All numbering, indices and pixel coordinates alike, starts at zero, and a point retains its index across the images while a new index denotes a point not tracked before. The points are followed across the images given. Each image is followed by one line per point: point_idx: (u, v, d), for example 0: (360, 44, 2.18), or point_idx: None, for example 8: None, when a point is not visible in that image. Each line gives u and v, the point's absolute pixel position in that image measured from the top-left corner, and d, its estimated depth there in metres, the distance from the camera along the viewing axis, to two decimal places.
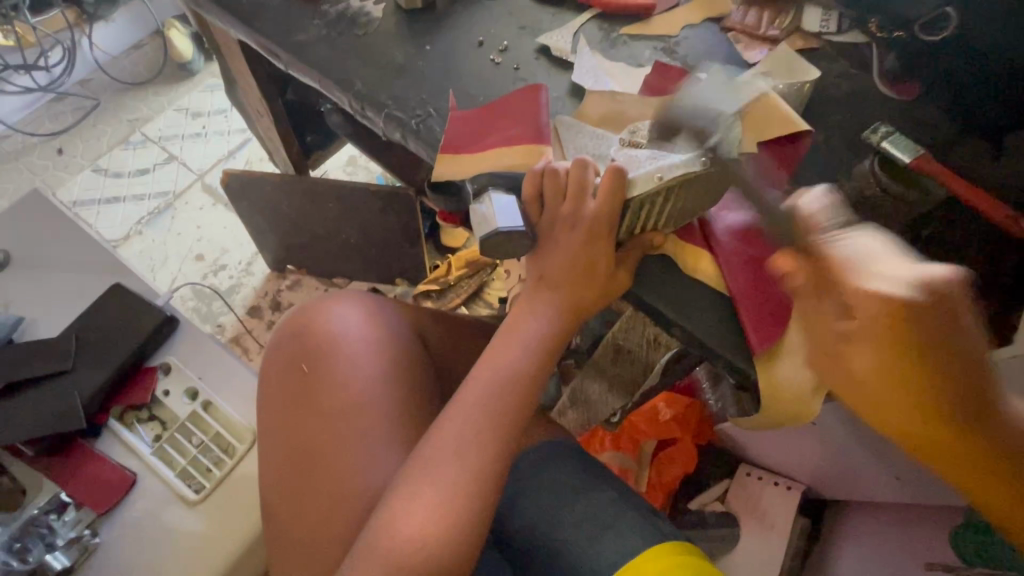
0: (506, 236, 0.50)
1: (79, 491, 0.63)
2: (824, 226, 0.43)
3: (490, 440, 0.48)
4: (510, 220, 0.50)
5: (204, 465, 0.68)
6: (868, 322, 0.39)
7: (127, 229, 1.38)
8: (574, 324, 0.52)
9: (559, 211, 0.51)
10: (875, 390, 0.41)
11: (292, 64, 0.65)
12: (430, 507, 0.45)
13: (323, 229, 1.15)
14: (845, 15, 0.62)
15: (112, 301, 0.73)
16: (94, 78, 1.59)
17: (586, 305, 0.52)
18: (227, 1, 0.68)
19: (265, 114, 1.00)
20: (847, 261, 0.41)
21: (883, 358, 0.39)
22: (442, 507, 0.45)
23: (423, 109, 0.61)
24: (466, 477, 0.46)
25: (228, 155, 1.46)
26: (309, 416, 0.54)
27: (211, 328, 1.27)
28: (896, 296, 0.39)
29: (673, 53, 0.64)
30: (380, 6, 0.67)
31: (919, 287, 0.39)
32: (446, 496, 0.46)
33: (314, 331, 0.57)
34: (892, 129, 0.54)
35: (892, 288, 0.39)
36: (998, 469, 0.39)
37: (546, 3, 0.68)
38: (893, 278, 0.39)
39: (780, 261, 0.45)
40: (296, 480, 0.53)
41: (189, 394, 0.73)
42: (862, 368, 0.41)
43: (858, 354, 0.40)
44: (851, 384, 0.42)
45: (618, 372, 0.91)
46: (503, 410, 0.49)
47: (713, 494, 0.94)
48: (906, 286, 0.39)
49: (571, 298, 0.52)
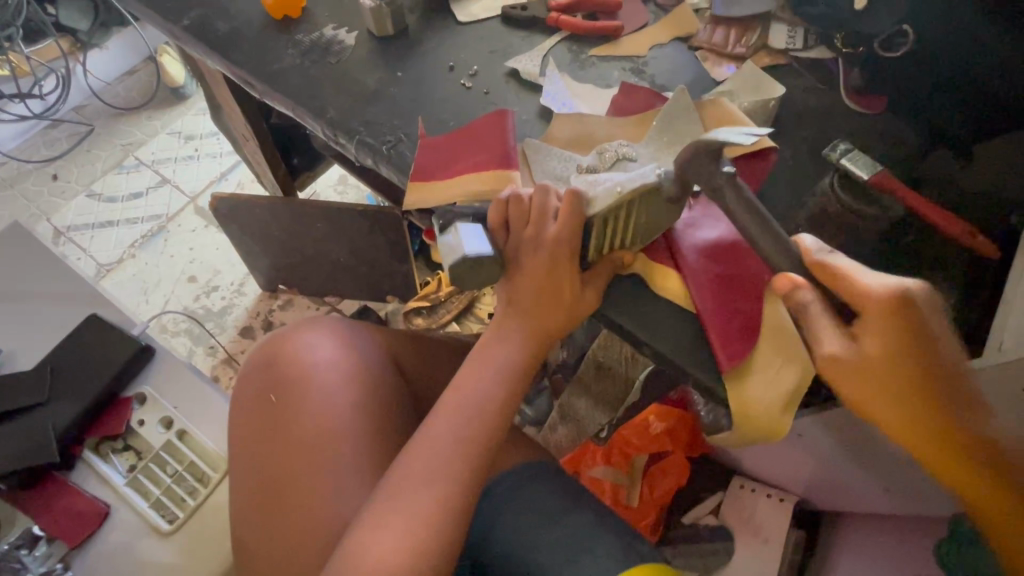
0: (475, 263, 0.50)
1: (53, 523, 0.64)
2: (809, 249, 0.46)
3: (457, 467, 0.49)
4: (477, 246, 0.50)
5: (179, 495, 0.68)
6: (876, 318, 0.43)
7: (120, 253, 1.39)
8: (540, 349, 0.53)
9: (523, 242, 0.52)
10: (891, 403, 0.43)
11: (266, 93, 0.66)
12: (396, 539, 0.46)
13: (312, 249, 1.15)
14: (810, 31, 0.63)
15: (93, 330, 0.73)
16: (89, 104, 1.62)
17: (552, 331, 0.52)
18: (203, 33, 0.70)
19: (250, 138, 1.01)
20: (854, 273, 0.44)
21: (895, 351, 0.43)
22: (409, 538, 0.46)
23: (394, 135, 0.62)
24: (432, 507, 0.47)
25: (220, 177, 1.47)
26: (279, 446, 0.54)
27: (203, 350, 1.27)
28: (903, 294, 0.43)
29: (642, 73, 0.65)
30: (353, 34, 0.68)
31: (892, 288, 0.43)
32: (414, 528, 0.46)
33: (285, 360, 0.58)
34: (850, 146, 0.54)
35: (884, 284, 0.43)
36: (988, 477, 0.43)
37: (517, 27, 0.69)
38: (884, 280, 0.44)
39: (784, 281, 0.46)
40: (265, 511, 0.53)
41: (164, 423, 0.73)
42: (875, 360, 0.43)
43: (876, 344, 0.43)
44: (869, 393, 0.43)
45: (602, 389, 0.92)
46: (471, 440, 0.50)
47: (706, 507, 0.93)
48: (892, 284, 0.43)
49: (537, 323, 0.52)
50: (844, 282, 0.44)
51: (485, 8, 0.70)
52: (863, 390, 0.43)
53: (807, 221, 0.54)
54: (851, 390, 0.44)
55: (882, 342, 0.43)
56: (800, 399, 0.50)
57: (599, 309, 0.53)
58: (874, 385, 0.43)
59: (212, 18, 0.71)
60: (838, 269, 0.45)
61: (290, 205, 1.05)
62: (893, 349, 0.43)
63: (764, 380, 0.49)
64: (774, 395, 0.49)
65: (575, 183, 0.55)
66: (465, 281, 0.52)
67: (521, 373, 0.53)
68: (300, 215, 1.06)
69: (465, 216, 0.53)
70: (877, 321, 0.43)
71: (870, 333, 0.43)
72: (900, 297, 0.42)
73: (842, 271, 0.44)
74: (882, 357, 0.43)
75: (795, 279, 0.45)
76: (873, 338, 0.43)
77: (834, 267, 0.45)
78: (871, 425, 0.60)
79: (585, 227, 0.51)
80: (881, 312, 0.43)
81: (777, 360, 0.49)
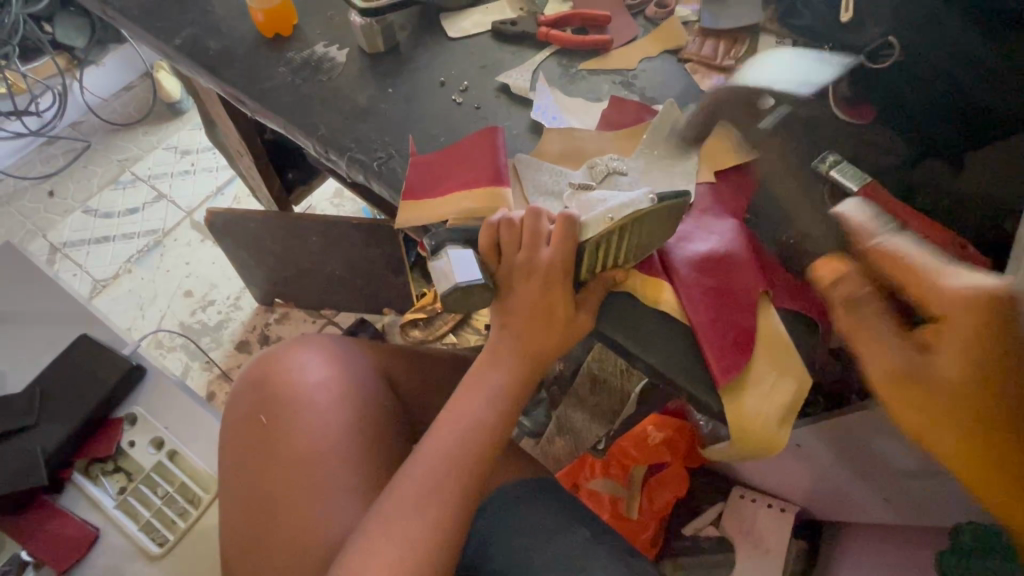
0: (465, 290, 0.50)
1: (41, 548, 0.63)
2: (872, 231, 0.46)
3: (448, 488, 0.48)
4: (468, 273, 0.50)
5: (169, 517, 0.68)
6: (961, 321, 0.39)
7: (116, 268, 1.39)
8: (533, 368, 0.53)
9: (514, 262, 0.52)
10: (946, 422, 0.40)
11: (258, 111, 0.67)
12: (387, 564, 0.45)
13: (308, 263, 1.15)
14: (799, 41, 0.65)
15: (85, 350, 0.73)
16: (86, 121, 1.62)
17: (545, 349, 0.52)
18: (196, 52, 0.70)
19: (244, 153, 1.01)
20: (931, 267, 0.42)
21: (974, 364, 0.39)
22: (400, 563, 0.46)
23: (384, 151, 0.62)
24: (424, 529, 0.47)
25: (216, 192, 1.48)
26: (270, 467, 0.54)
27: (199, 365, 1.27)
28: (995, 297, 0.39)
29: (631, 86, 0.65)
30: (344, 50, 0.69)
31: (981, 289, 0.40)
32: (404, 552, 0.46)
33: (277, 380, 0.58)
34: (839, 157, 0.55)
35: (973, 283, 0.40)
36: None
37: (507, 42, 0.69)
38: (968, 278, 0.41)
39: (823, 266, 0.46)
40: (256, 535, 0.53)
41: (155, 443, 0.73)
42: (952, 375, 0.40)
43: (951, 362, 0.40)
44: (930, 395, 0.40)
45: (596, 402, 0.94)
46: (464, 458, 0.50)
47: (707, 518, 0.91)
48: (984, 284, 0.40)
49: (530, 340, 0.52)
50: (918, 275, 0.42)
51: (475, 23, 0.71)
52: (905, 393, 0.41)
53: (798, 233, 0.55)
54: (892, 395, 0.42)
55: (959, 354, 0.39)
56: (796, 412, 0.50)
57: (592, 327, 0.52)
58: (928, 402, 0.40)
59: (204, 37, 0.71)
60: (894, 254, 0.43)
61: (286, 220, 1.05)
62: (970, 363, 0.39)
63: (762, 395, 0.49)
64: (772, 410, 0.49)
65: (564, 206, 0.55)
66: (457, 305, 0.51)
67: (511, 390, 0.52)
68: (295, 229, 1.06)
69: (456, 241, 0.53)
70: (958, 325, 0.39)
71: (950, 341, 0.40)
72: (984, 301, 0.39)
73: (911, 261, 0.43)
74: (954, 375, 0.39)
75: (838, 267, 0.46)
76: (952, 343, 0.40)
77: (902, 257, 0.43)
78: (867, 435, 0.60)
79: (577, 252, 0.51)
80: (961, 318, 0.39)
81: (772, 373, 0.50)
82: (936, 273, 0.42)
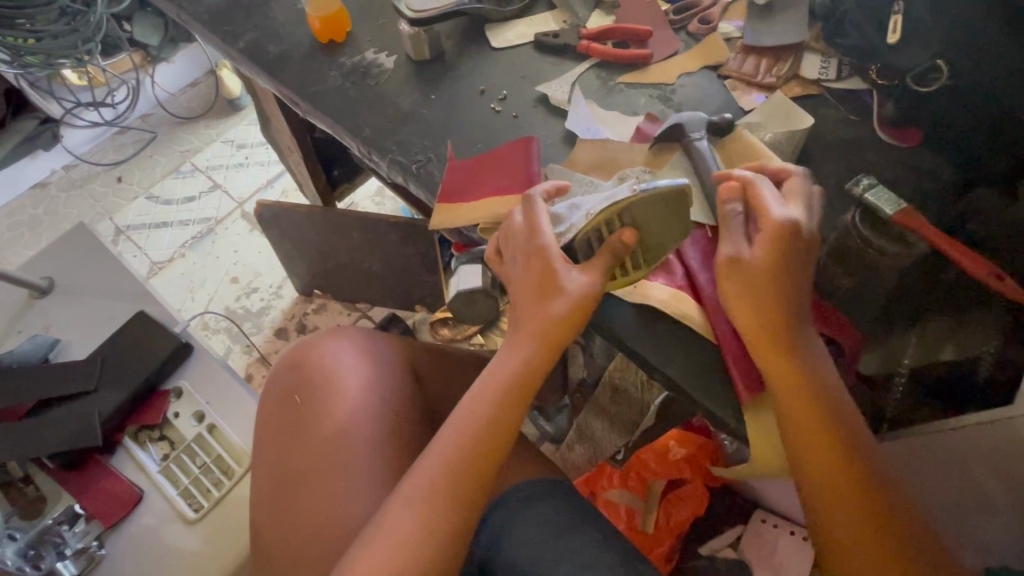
0: (468, 295, 0.64)
1: (93, 503, 0.69)
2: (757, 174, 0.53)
3: (452, 488, 0.50)
4: (472, 283, 0.64)
5: (205, 485, 0.72)
6: (771, 228, 0.48)
7: (171, 252, 1.48)
8: (544, 351, 0.51)
9: (507, 255, 0.55)
10: (746, 295, 0.48)
11: (309, 112, 0.71)
12: (393, 548, 0.48)
13: (346, 258, 1.20)
14: (845, 61, 0.65)
15: (140, 325, 0.79)
16: (154, 114, 1.74)
17: (552, 334, 0.51)
18: (256, 55, 0.75)
19: (294, 150, 1.07)
20: (772, 199, 0.50)
21: (779, 260, 0.48)
22: (403, 546, 0.48)
23: (423, 155, 0.65)
24: (419, 525, 0.48)
25: (267, 184, 1.56)
26: (300, 446, 0.57)
27: (240, 348, 1.34)
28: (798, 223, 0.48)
29: (668, 100, 0.66)
30: (392, 57, 0.72)
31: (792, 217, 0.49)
32: (410, 536, 0.48)
33: (311, 367, 0.61)
34: (874, 181, 0.55)
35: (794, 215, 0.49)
36: (808, 392, 0.47)
37: (549, 53, 0.71)
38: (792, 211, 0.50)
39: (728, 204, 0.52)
40: (281, 507, 0.56)
41: (196, 417, 0.77)
42: (760, 263, 0.48)
43: (761, 253, 0.48)
44: (745, 270, 0.48)
45: (617, 411, 0.98)
46: (467, 460, 0.50)
47: (726, 539, 0.89)
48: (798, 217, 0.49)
49: (537, 330, 0.52)
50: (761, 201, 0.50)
51: (518, 34, 0.73)
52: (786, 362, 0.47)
53: (827, 255, 0.55)
54: (765, 360, 0.48)
55: (768, 249, 0.48)
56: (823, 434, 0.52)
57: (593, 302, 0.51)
58: (746, 283, 0.48)
59: (265, 41, 0.76)
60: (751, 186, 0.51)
61: (329, 216, 1.11)
62: (774, 258, 0.48)
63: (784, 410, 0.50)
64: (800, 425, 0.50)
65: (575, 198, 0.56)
66: (462, 314, 0.67)
67: (516, 387, 0.52)
68: (338, 224, 1.11)
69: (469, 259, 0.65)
70: (770, 229, 0.48)
71: (767, 241, 0.48)
72: (794, 224, 0.48)
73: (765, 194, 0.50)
74: (761, 261, 0.48)
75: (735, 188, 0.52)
76: (767, 242, 0.48)
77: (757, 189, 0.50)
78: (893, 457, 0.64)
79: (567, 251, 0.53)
80: (772, 234, 0.48)
81: None
82: (776, 203, 0.50)
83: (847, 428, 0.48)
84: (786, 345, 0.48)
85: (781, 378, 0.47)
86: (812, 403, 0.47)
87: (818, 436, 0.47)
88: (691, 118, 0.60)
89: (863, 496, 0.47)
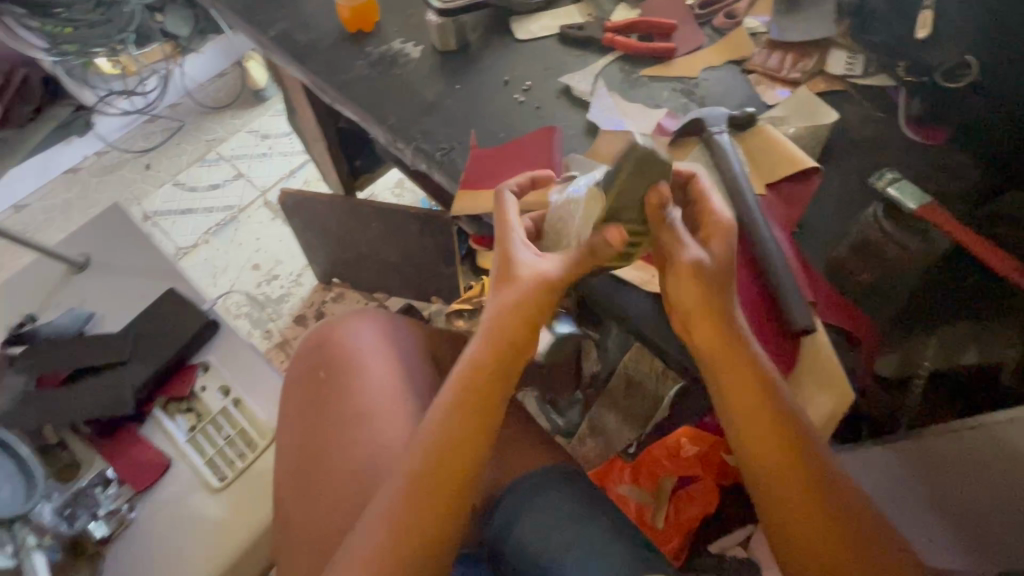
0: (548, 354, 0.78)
1: (125, 468, 0.72)
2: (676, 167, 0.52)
3: (440, 465, 0.49)
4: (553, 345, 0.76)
5: (229, 457, 0.74)
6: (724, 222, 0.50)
7: (196, 238, 1.52)
8: (508, 337, 0.50)
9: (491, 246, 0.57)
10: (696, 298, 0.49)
11: (336, 100, 0.72)
12: (378, 520, 0.48)
13: (365, 247, 1.22)
14: (872, 58, 0.65)
15: (169, 304, 0.81)
16: (183, 103, 1.78)
17: (514, 322, 0.51)
18: (287, 44, 0.77)
19: (319, 139, 1.09)
20: (711, 193, 0.51)
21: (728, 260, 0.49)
22: (387, 519, 0.48)
23: (447, 143, 0.66)
24: (394, 507, 0.48)
25: (290, 174, 1.59)
26: (319, 421, 0.60)
27: (259, 333, 1.37)
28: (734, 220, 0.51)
29: (691, 94, 0.66)
30: (419, 47, 0.74)
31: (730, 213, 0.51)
32: (392, 510, 0.48)
33: (332, 346, 0.63)
34: (899, 175, 0.54)
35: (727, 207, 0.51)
36: (759, 388, 0.49)
37: (573, 46, 0.72)
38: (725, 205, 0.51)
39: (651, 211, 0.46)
40: (293, 477, 0.59)
41: (222, 391, 0.80)
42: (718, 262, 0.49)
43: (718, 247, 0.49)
44: (703, 271, 0.48)
45: (630, 404, 0.99)
46: (430, 471, 0.49)
47: (735, 539, 0.84)
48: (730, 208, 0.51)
49: (499, 318, 0.51)
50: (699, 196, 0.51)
51: (544, 26, 0.73)
52: (741, 363, 0.48)
53: (847, 250, 0.55)
54: (717, 358, 0.49)
55: (722, 246, 0.49)
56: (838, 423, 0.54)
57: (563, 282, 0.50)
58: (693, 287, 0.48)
59: (295, 30, 0.78)
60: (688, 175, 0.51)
61: (350, 205, 1.13)
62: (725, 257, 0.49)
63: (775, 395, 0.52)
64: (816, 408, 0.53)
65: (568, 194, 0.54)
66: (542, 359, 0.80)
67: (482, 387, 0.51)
68: (358, 213, 1.13)
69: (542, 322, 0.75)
70: (720, 224, 0.50)
71: (718, 237, 0.49)
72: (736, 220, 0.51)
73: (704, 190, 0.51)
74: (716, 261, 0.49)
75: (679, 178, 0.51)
76: (720, 240, 0.49)
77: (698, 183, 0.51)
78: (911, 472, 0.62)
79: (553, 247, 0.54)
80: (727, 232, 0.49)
81: (811, 390, 0.54)
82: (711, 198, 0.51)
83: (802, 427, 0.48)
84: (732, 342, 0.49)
85: (726, 373, 0.49)
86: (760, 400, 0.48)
87: (772, 433, 0.48)
88: (710, 113, 0.60)
89: (816, 499, 0.46)
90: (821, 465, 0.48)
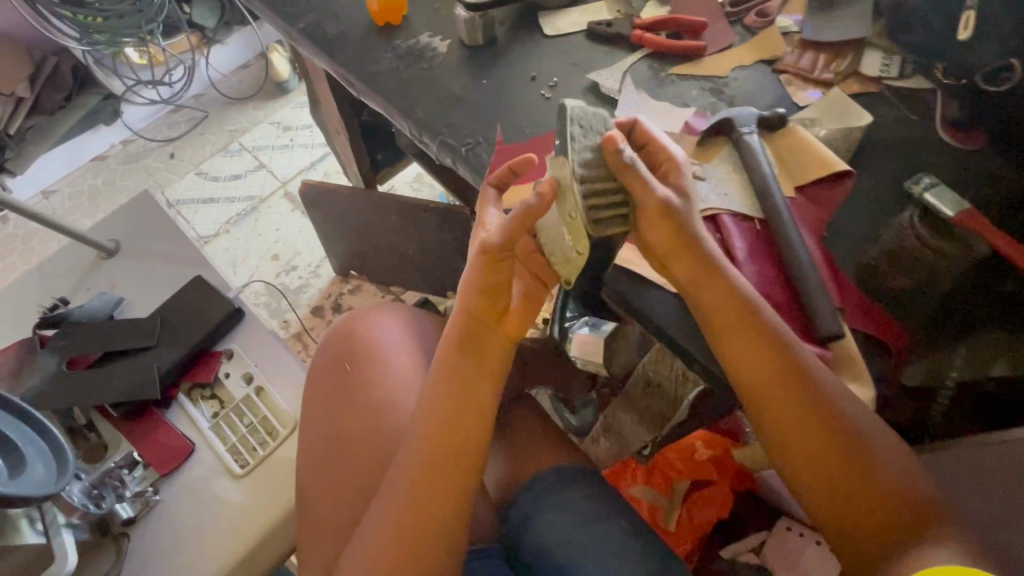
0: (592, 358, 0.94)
1: (150, 452, 0.73)
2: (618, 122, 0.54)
3: (461, 419, 0.53)
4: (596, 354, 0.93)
5: (251, 444, 0.75)
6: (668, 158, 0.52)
7: (217, 227, 1.54)
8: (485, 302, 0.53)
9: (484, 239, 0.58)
10: (692, 264, 0.51)
11: (363, 92, 0.73)
12: (410, 470, 0.52)
13: (384, 240, 1.23)
14: (908, 60, 0.63)
15: (194, 291, 0.83)
16: (207, 94, 1.80)
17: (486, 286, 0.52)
18: (315, 36, 0.77)
19: (341, 132, 1.09)
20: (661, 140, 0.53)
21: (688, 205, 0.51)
22: (419, 468, 0.51)
23: (473, 138, 0.66)
24: (425, 457, 0.52)
25: (310, 166, 1.61)
26: (337, 402, 0.62)
27: (277, 323, 1.38)
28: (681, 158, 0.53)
29: (720, 93, 0.65)
30: (446, 41, 0.74)
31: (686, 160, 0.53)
32: (422, 460, 0.52)
33: (347, 335, 0.65)
34: (935, 180, 0.54)
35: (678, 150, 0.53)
36: (772, 358, 0.50)
37: (602, 42, 0.71)
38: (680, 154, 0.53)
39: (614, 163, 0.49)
40: (316, 448, 0.60)
41: (245, 378, 0.81)
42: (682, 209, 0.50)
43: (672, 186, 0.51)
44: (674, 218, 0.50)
45: (647, 404, 0.97)
46: (441, 438, 0.52)
47: (748, 544, 0.83)
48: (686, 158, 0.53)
49: (477, 285, 0.52)
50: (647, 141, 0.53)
51: (572, 22, 0.73)
52: (743, 349, 0.51)
53: (879, 255, 0.54)
54: (728, 334, 0.51)
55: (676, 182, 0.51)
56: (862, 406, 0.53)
57: (505, 249, 0.51)
58: (685, 252, 0.51)
59: (324, 22, 0.78)
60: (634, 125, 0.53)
61: (369, 197, 1.13)
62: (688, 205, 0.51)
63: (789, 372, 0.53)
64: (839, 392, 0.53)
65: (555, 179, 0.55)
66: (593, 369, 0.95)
67: (475, 378, 0.53)
68: (378, 206, 1.14)
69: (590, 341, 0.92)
70: (668, 164, 0.52)
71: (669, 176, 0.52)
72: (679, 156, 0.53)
73: (647, 137, 0.53)
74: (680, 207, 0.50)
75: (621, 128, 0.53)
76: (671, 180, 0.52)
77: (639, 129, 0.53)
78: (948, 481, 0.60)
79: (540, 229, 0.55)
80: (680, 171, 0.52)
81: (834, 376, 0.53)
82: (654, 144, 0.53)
83: (817, 394, 0.50)
84: (741, 315, 0.51)
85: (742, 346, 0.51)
86: (774, 371, 0.50)
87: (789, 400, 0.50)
88: (740, 113, 0.59)
89: (835, 460, 0.49)
90: (838, 428, 0.50)
